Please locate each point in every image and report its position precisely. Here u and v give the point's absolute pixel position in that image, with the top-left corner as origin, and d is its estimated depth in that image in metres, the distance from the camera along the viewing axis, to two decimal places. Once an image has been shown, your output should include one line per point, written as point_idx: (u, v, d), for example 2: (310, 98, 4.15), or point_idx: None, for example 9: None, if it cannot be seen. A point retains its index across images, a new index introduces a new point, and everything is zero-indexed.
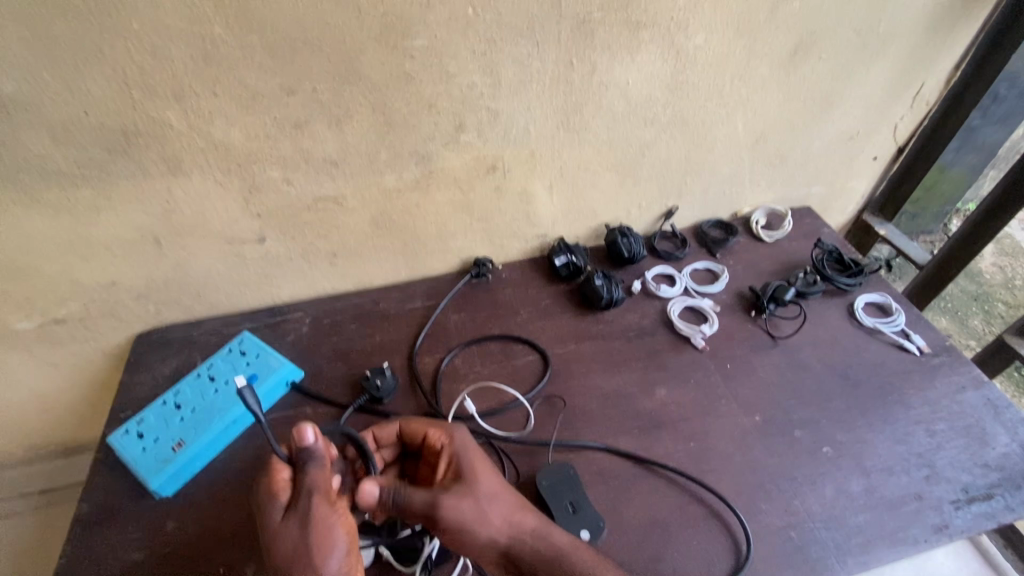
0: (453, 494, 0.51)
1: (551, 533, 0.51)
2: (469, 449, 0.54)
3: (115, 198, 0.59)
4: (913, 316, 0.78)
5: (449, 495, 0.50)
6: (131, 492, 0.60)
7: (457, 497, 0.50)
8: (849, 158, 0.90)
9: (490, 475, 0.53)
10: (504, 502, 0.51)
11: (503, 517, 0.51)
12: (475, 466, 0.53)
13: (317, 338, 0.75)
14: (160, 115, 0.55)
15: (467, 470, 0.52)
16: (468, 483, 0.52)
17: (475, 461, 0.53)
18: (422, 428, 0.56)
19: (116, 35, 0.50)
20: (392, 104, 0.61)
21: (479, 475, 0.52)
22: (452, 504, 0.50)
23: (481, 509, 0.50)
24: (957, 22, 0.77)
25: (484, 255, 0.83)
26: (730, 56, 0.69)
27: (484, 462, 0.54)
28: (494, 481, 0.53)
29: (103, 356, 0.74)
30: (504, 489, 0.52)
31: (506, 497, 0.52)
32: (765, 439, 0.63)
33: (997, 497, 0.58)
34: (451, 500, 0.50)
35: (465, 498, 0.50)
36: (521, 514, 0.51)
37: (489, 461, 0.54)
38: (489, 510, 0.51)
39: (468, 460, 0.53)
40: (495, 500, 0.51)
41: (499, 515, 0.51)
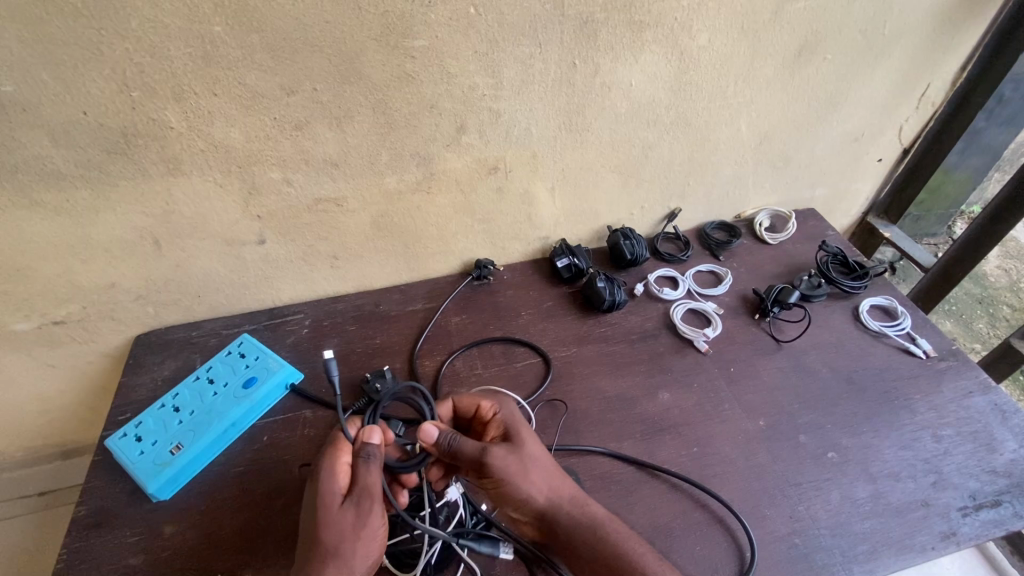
0: (502, 449, 0.50)
1: (589, 504, 0.52)
2: (521, 419, 0.55)
3: (114, 199, 0.59)
4: (919, 319, 0.77)
5: (497, 447, 0.50)
6: (129, 496, 0.59)
7: (504, 453, 0.50)
8: (853, 160, 0.90)
9: (539, 444, 0.53)
10: (547, 468, 0.52)
11: (544, 480, 0.51)
12: (527, 432, 0.53)
13: (317, 340, 0.75)
14: (160, 116, 0.55)
15: (519, 434, 0.53)
16: (519, 444, 0.52)
17: (525, 428, 0.54)
18: (475, 399, 0.57)
19: (115, 35, 0.49)
20: (393, 104, 0.61)
21: (529, 439, 0.53)
22: (499, 455, 0.49)
23: (526, 468, 0.50)
24: (964, 22, 0.76)
25: (485, 256, 0.82)
26: (734, 57, 0.69)
27: (533, 431, 0.54)
28: (540, 448, 0.53)
29: (102, 357, 0.73)
30: (547, 459, 0.53)
31: (549, 465, 0.52)
32: (770, 444, 0.63)
33: (1006, 504, 0.57)
34: (499, 453, 0.50)
35: (512, 455, 0.50)
36: (562, 482, 0.52)
37: (536, 433, 0.55)
38: (530, 470, 0.51)
39: (522, 428, 0.54)
40: (536, 464, 0.51)
41: (542, 477, 0.51)
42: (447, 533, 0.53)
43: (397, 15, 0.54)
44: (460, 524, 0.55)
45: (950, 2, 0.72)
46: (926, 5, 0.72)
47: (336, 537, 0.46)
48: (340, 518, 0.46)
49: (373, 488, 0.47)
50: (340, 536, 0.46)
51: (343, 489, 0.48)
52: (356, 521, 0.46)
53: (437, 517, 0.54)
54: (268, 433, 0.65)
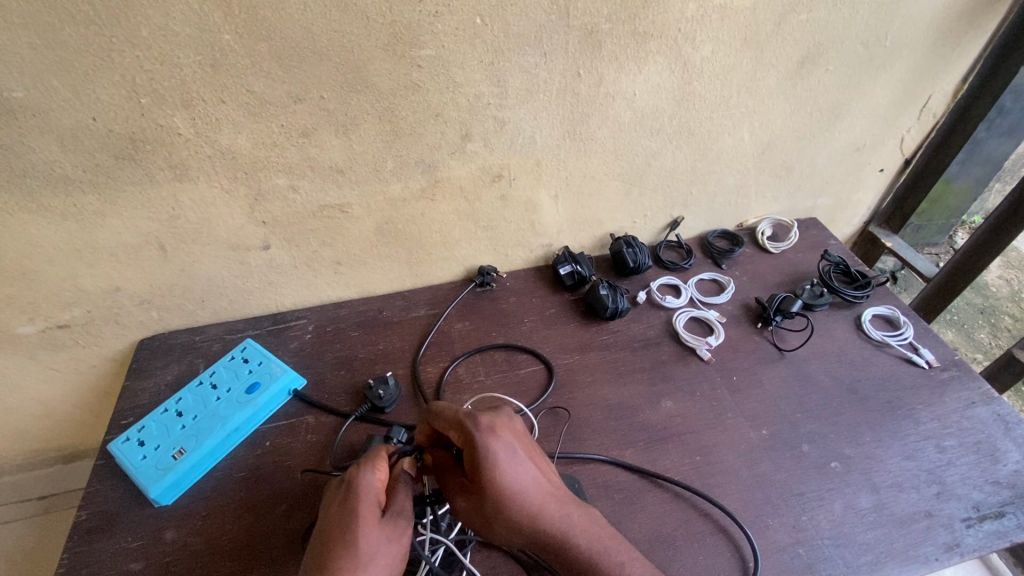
0: (464, 492, 0.49)
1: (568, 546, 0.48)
2: (485, 461, 0.47)
3: (121, 204, 0.59)
4: (922, 329, 0.77)
5: (459, 494, 0.49)
6: (131, 501, 0.59)
7: (465, 500, 0.49)
8: (855, 170, 0.90)
9: (506, 482, 0.47)
10: (522, 510, 0.48)
11: (512, 526, 0.48)
12: (496, 476, 0.47)
13: (320, 346, 0.75)
14: (168, 122, 0.55)
15: (479, 481, 0.47)
16: (478, 491, 0.48)
17: (488, 474, 0.47)
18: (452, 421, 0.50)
19: (126, 43, 0.50)
20: (399, 112, 0.61)
21: (496, 482, 0.47)
22: (460, 502, 0.49)
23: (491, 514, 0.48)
24: (964, 35, 0.76)
25: (488, 263, 0.83)
26: (736, 68, 0.69)
27: (503, 473, 0.47)
28: (508, 489, 0.47)
29: (106, 361, 0.73)
30: (520, 500, 0.48)
31: (515, 510, 0.47)
32: (772, 453, 0.63)
33: (1009, 516, 0.57)
34: (461, 497, 0.49)
35: (470, 503, 0.49)
36: (541, 520, 0.48)
37: (507, 471, 0.48)
38: (498, 519, 0.48)
39: (488, 470, 0.47)
40: (503, 511, 0.48)
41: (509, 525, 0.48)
42: (448, 539, 0.53)
43: (403, 24, 0.55)
44: (461, 531, 0.55)
45: (950, 15, 0.73)
46: (927, 17, 0.72)
47: (370, 548, 0.45)
48: (378, 532, 0.46)
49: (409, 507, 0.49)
50: (373, 551, 0.45)
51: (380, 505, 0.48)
52: (391, 536, 0.47)
53: (438, 524, 0.55)
54: (270, 439, 0.65)
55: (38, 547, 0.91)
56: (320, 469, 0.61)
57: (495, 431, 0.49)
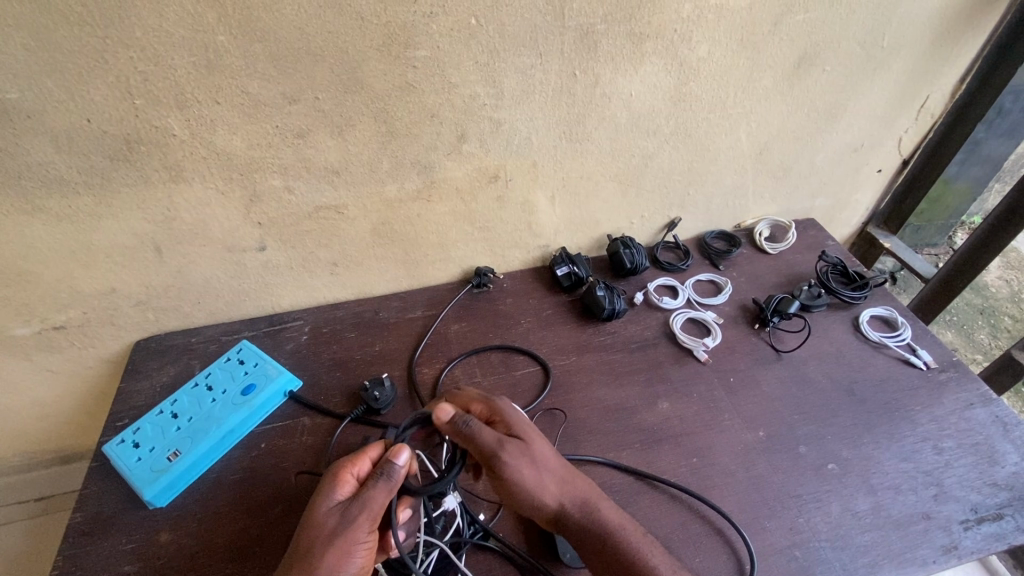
0: (515, 447, 0.50)
1: (602, 507, 0.52)
2: (522, 419, 0.54)
3: (116, 206, 0.59)
4: (920, 330, 0.77)
5: (512, 446, 0.50)
6: (126, 503, 0.59)
7: (516, 454, 0.50)
8: (853, 171, 0.90)
9: (545, 441, 0.54)
10: (558, 468, 0.52)
11: (556, 482, 0.52)
12: (533, 434, 0.53)
13: (316, 347, 0.75)
14: (162, 123, 0.55)
15: (527, 436, 0.52)
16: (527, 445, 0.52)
17: (528, 430, 0.53)
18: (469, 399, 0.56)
19: (119, 43, 0.50)
20: (395, 113, 0.61)
21: (535, 440, 0.53)
22: (513, 455, 0.50)
23: (537, 467, 0.51)
24: (962, 35, 0.76)
25: (485, 264, 0.83)
26: (733, 68, 0.69)
27: (537, 430, 0.54)
28: (543, 448, 0.53)
29: (102, 362, 0.73)
30: (555, 458, 0.53)
31: (558, 466, 0.52)
32: (769, 455, 0.62)
33: (1007, 518, 0.57)
34: (514, 450, 0.50)
35: (524, 455, 0.50)
36: (575, 479, 0.53)
37: (541, 432, 0.55)
38: (543, 476, 0.51)
39: (529, 428, 0.54)
40: (546, 466, 0.52)
41: (551, 480, 0.51)
42: (442, 541, 0.52)
43: (398, 25, 0.55)
44: (457, 533, 0.54)
45: (948, 15, 0.73)
46: (924, 17, 0.72)
47: (311, 536, 0.46)
48: (324, 522, 0.46)
49: (373, 504, 0.46)
50: (320, 537, 0.45)
51: (343, 496, 0.48)
52: (336, 528, 0.46)
53: (433, 526, 0.54)
54: (266, 440, 0.64)
55: (38, 547, 0.91)
56: (315, 470, 0.61)
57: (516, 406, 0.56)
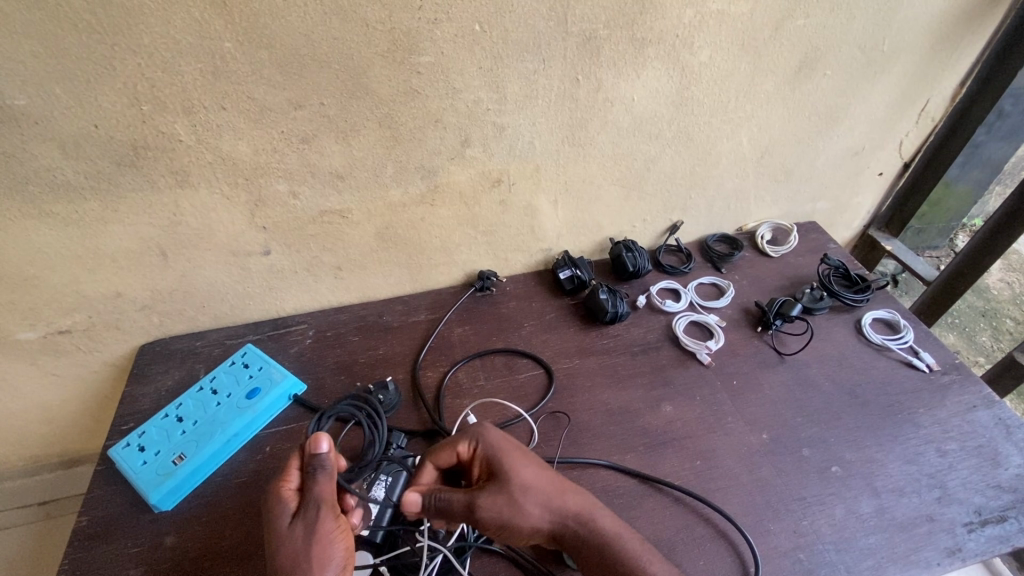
0: (492, 493, 0.49)
1: (596, 517, 0.51)
2: (502, 448, 0.52)
3: (122, 210, 0.60)
4: (922, 332, 0.77)
5: (485, 495, 0.49)
6: (131, 506, 0.59)
7: (493, 495, 0.49)
8: (854, 174, 0.90)
9: (527, 464, 0.52)
10: (543, 490, 0.51)
11: (540, 505, 0.50)
12: (514, 462, 0.52)
13: (320, 352, 0.75)
14: (168, 129, 0.55)
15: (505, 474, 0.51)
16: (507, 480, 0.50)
17: (508, 457, 0.52)
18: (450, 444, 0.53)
19: (127, 50, 0.50)
20: (399, 118, 0.61)
21: (515, 472, 0.51)
22: (489, 502, 0.49)
23: (519, 497, 0.50)
24: (962, 39, 0.77)
25: (488, 268, 0.83)
26: (735, 73, 0.69)
27: (519, 455, 0.53)
28: (525, 477, 0.51)
29: (107, 366, 0.74)
30: (542, 478, 0.52)
31: (543, 487, 0.51)
32: (772, 458, 0.62)
33: (1011, 520, 0.57)
34: (491, 493, 0.49)
35: (501, 494, 0.50)
36: (566, 496, 0.51)
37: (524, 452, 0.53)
38: (526, 500, 0.50)
39: (505, 464, 0.51)
40: (529, 491, 0.50)
41: (536, 503, 0.50)
42: (446, 547, 0.53)
43: (403, 31, 0.56)
44: (461, 537, 0.55)
45: (948, 19, 0.73)
46: (923, 22, 0.73)
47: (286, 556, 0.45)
48: (291, 535, 0.46)
49: (321, 494, 0.47)
50: (292, 548, 0.45)
51: (292, 509, 0.48)
52: (305, 533, 0.46)
53: (436, 531, 0.54)
54: (270, 444, 0.65)
55: (40, 551, 0.91)
56: None
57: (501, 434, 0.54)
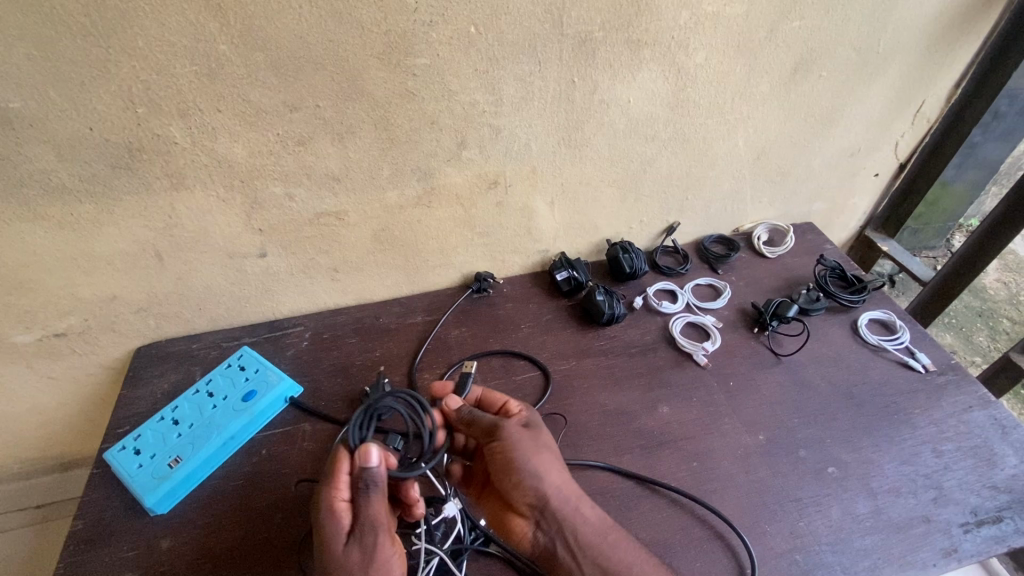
0: (518, 432, 0.53)
1: (582, 506, 0.51)
2: (538, 420, 0.56)
3: (117, 213, 0.60)
4: (918, 333, 0.77)
5: (512, 427, 0.53)
6: (127, 510, 0.59)
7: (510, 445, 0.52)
8: (850, 175, 0.90)
9: (551, 441, 0.54)
10: (553, 463, 0.52)
11: (544, 474, 0.51)
12: (543, 431, 0.54)
13: (317, 353, 0.75)
14: (164, 131, 0.55)
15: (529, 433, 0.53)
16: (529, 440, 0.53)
17: (542, 428, 0.55)
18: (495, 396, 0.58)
19: (122, 53, 0.50)
20: (395, 120, 0.61)
21: (541, 436, 0.53)
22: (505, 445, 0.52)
23: (534, 453, 0.52)
24: (957, 40, 0.77)
25: (484, 270, 0.83)
26: (730, 74, 0.70)
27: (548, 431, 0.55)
28: (549, 444, 0.53)
29: (103, 369, 0.74)
30: (558, 455, 0.53)
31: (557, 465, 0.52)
32: (769, 459, 0.63)
33: (1007, 520, 0.57)
34: (512, 431, 0.53)
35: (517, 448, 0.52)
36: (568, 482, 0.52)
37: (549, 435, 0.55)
38: (540, 464, 0.51)
39: (528, 429, 0.53)
40: (546, 456, 0.52)
41: (546, 468, 0.51)
42: (442, 549, 0.52)
43: (399, 33, 0.56)
44: (457, 540, 0.55)
45: (943, 21, 0.73)
46: (919, 23, 0.73)
47: None
48: (349, 558, 0.44)
49: (374, 516, 0.45)
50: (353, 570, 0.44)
51: (346, 527, 0.46)
52: (363, 558, 0.45)
53: (433, 534, 0.54)
54: (266, 447, 0.65)
55: (38, 555, 0.91)
56: (315, 477, 0.61)
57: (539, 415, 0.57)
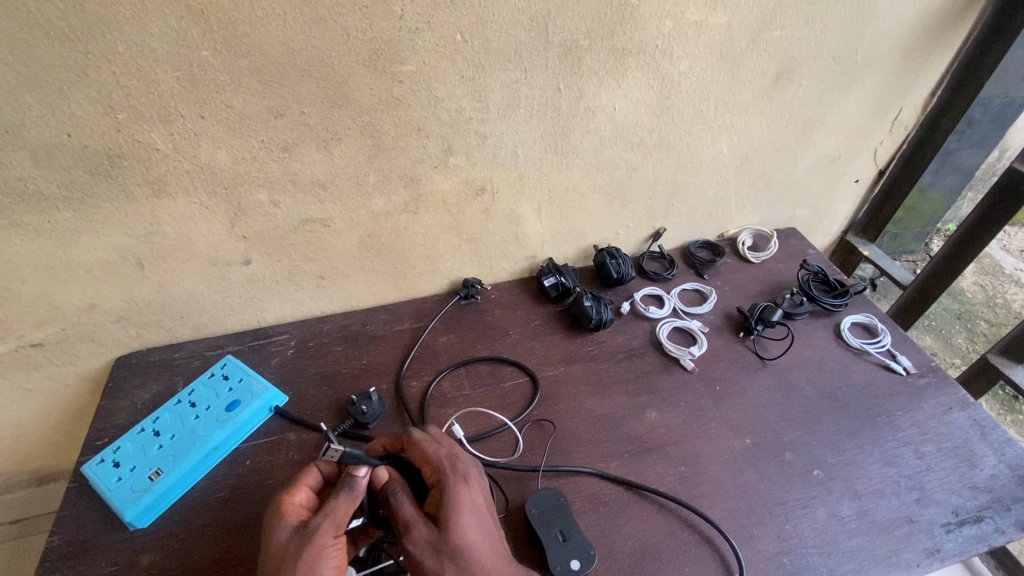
0: (424, 533, 0.47)
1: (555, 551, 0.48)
2: (456, 497, 0.48)
3: (97, 220, 0.58)
4: (899, 336, 0.78)
5: (420, 530, 0.47)
6: (106, 525, 0.58)
7: (421, 539, 0.47)
8: (831, 182, 0.92)
9: (474, 525, 0.47)
10: (471, 555, 0.46)
11: (462, 574, 0.45)
12: (458, 517, 0.47)
13: (302, 362, 0.74)
14: (145, 137, 0.55)
15: (448, 518, 0.47)
16: (445, 528, 0.47)
17: (457, 510, 0.48)
18: (424, 456, 0.52)
19: (102, 59, 0.49)
20: (381, 127, 0.61)
21: (454, 527, 0.47)
22: (417, 541, 0.47)
23: (446, 560, 0.45)
24: (932, 51, 0.79)
25: (472, 276, 0.83)
26: (714, 83, 0.71)
27: (469, 510, 0.48)
28: (463, 535, 0.47)
29: (81, 378, 0.72)
30: (482, 541, 0.47)
31: (477, 555, 0.46)
32: (756, 462, 0.63)
33: (987, 520, 0.58)
34: (418, 537, 0.47)
35: (430, 541, 0.46)
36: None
37: (477, 509, 0.49)
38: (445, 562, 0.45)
39: (451, 526, 0.47)
40: (466, 549, 0.46)
41: (461, 570, 0.45)
42: None
43: (385, 41, 0.56)
44: None
45: (918, 32, 0.76)
46: (896, 33, 0.75)
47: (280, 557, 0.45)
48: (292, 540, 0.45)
49: (336, 513, 0.46)
50: (293, 554, 0.44)
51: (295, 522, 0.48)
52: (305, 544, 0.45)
53: None
54: (250, 457, 0.63)
55: (23, 563, 0.89)
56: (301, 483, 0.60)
57: (469, 477, 0.51)
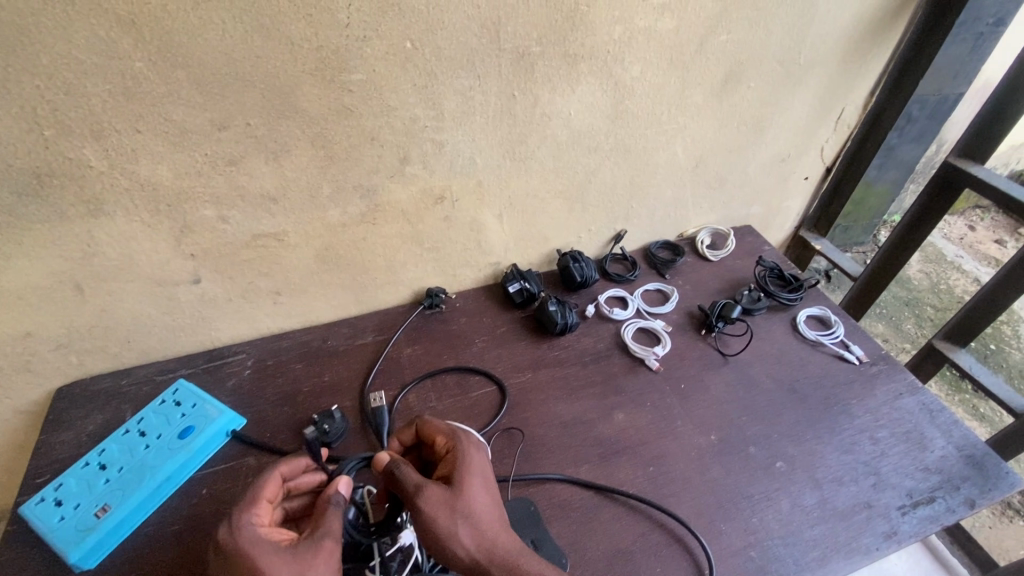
0: (438, 492, 0.47)
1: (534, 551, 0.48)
2: (470, 462, 0.50)
3: (27, 243, 0.55)
4: (852, 326, 0.81)
5: (434, 488, 0.47)
6: (48, 569, 0.54)
7: (437, 497, 0.47)
8: (783, 179, 0.95)
9: (484, 490, 0.49)
10: (481, 518, 0.47)
11: (472, 533, 0.46)
12: (470, 480, 0.49)
13: (260, 381, 0.71)
14: (77, 154, 0.51)
15: (462, 481, 0.48)
16: (457, 491, 0.48)
17: (469, 475, 0.49)
18: (435, 429, 0.54)
19: (23, 72, 0.46)
20: (332, 137, 0.60)
21: (468, 488, 0.48)
22: (431, 499, 0.46)
23: (459, 518, 0.46)
24: (869, 52, 0.83)
25: (436, 285, 0.82)
26: (667, 87, 0.72)
27: (482, 476, 0.50)
28: (477, 497, 0.48)
29: (18, 412, 0.67)
30: (491, 508, 0.49)
31: (486, 517, 0.48)
32: (722, 458, 0.64)
33: (939, 500, 0.61)
34: (432, 495, 0.47)
35: (445, 500, 0.47)
36: (501, 536, 0.47)
37: (487, 478, 0.51)
38: (458, 519, 0.46)
39: (465, 486, 0.48)
40: (478, 508, 0.48)
41: (472, 529, 0.46)
42: None
43: (333, 50, 0.54)
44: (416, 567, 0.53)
45: (856, 34, 0.79)
46: (836, 35, 0.78)
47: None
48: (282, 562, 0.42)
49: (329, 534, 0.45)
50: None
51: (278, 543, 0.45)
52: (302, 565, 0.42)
53: (388, 564, 0.52)
54: (207, 485, 0.60)
55: None
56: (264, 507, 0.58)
57: (480, 446, 0.53)
